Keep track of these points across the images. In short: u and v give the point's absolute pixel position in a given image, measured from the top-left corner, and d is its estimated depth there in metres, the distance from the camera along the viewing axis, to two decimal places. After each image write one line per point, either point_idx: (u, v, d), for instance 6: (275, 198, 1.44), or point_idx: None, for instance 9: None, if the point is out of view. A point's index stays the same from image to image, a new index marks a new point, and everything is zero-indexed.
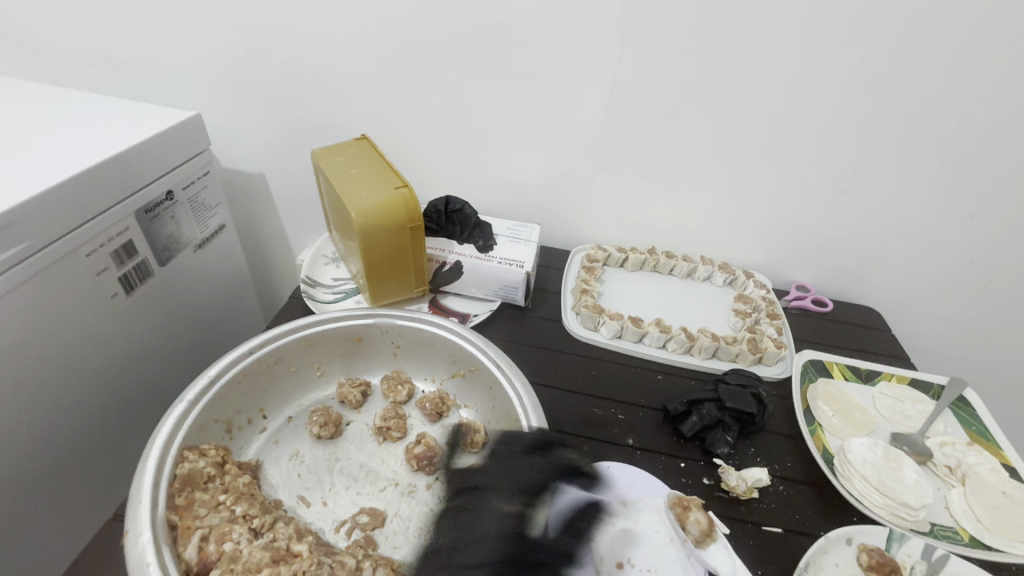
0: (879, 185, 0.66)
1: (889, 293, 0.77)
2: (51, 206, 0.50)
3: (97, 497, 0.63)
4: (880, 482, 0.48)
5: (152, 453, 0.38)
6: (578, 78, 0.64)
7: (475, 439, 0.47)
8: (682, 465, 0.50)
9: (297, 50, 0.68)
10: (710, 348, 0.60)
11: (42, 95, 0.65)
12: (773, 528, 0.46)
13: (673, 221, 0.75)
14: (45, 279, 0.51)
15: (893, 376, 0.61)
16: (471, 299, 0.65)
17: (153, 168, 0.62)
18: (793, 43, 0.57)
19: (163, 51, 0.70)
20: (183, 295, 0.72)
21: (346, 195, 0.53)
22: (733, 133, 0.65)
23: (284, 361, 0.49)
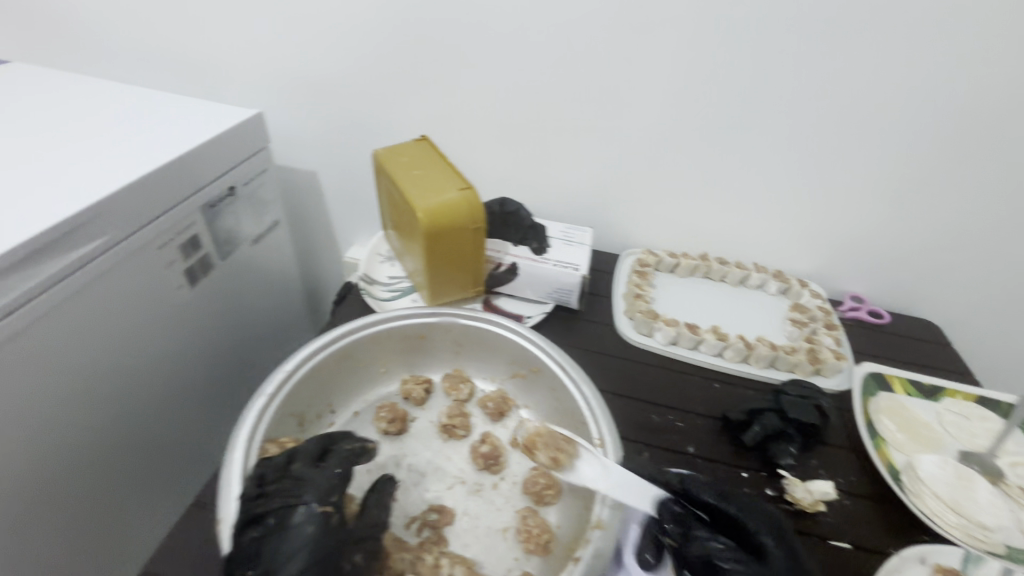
0: (945, 196, 0.65)
1: (949, 307, 0.74)
2: (129, 200, 0.52)
3: (162, 485, 0.65)
4: (952, 500, 0.47)
5: (238, 444, 0.39)
6: (637, 83, 0.64)
7: (539, 440, 0.47)
8: (744, 475, 0.49)
9: (359, 52, 0.69)
10: (767, 357, 0.59)
11: (117, 93, 0.67)
12: (841, 544, 0.45)
13: (726, 228, 0.75)
14: (121, 270, 0.53)
15: (959, 393, 0.59)
16: (524, 301, 0.65)
17: (219, 164, 0.64)
18: (862, 51, 0.57)
19: (230, 53, 0.72)
20: (241, 289, 0.74)
21: (412, 195, 0.54)
22: (794, 140, 0.64)
23: (353, 357, 0.50)
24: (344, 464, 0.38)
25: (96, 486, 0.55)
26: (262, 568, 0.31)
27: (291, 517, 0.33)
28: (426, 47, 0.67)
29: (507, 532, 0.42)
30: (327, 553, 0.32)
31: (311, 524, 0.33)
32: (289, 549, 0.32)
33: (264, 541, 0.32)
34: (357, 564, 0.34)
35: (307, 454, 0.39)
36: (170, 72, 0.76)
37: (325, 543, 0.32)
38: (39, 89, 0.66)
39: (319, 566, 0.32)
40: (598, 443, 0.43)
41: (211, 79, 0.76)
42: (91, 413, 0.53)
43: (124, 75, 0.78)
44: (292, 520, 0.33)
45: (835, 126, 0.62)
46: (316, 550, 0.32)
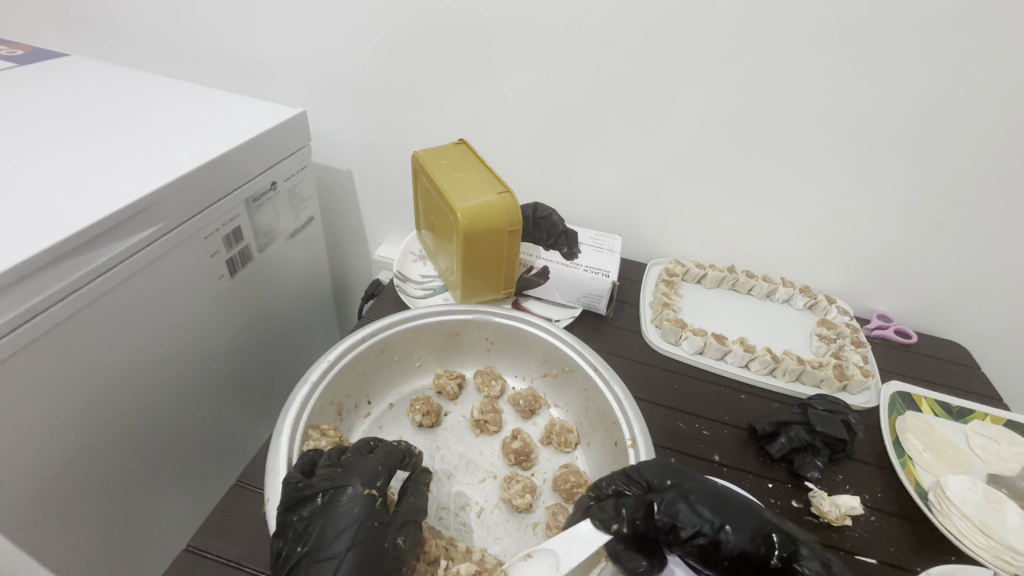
0: (982, 220, 0.64)
1: (978, 330, 0.74)
2: (182, 191, 0.54)
3: (194, 470, 0.66)
4: (982, 522, 0.47)
5: (283, 430, 0.41)
6: (676, 96, 0.65)
7: (569, 439, 0.48)
8: (770, 486, 0.50)
9: (401, 56, 0.71)
10: (795, 370, 0.59)
11: (171, 89, 0.70)
12: (867, 559, 0.45)
13: (754, 242, 0.75)
14: (171, 258, 0.55)
15: (986, 416, 0.59)
16: (552, 304, 0.67)
17: (263, 160, 0.65)
18: (903, 71, 0.57)
19: (278, 54, 0.75)
20: (275, 281, 0.75)
21: (452, 195, 0.55)
22: (829, 157, 0.65)
23: (390, 350, 0.52)
24: (389, 457, 0.40)
25: (136, 469, 0.57)
26: (310, 545, 0.33)
27: (339, 500, 0.35)
28: (469, 53, 0.69)
29: (537, 526, 0.43)
30: (372, 533, 0.34)
31: (359, 504, 0.35)
32: (339, 525, 0.33)
33: (312, 520, 0.34)
34: (400, 547, 0.35)
35: (355, 448, 0.40)
36: (218, 69, 0.79)
37: (372, 523, 0.34)
38: (97, 83, 0.68)
39: (366, 543, 0.33)
40: (630, 442, 0.44)
41: (257, 77, 0.78)
42: (136, 396, 0.54)
43: (175, 72, 0.81)
44: (339, 500, 0.35)
45: (872, 145, 0.63)
46: (364, 529, 0.33)
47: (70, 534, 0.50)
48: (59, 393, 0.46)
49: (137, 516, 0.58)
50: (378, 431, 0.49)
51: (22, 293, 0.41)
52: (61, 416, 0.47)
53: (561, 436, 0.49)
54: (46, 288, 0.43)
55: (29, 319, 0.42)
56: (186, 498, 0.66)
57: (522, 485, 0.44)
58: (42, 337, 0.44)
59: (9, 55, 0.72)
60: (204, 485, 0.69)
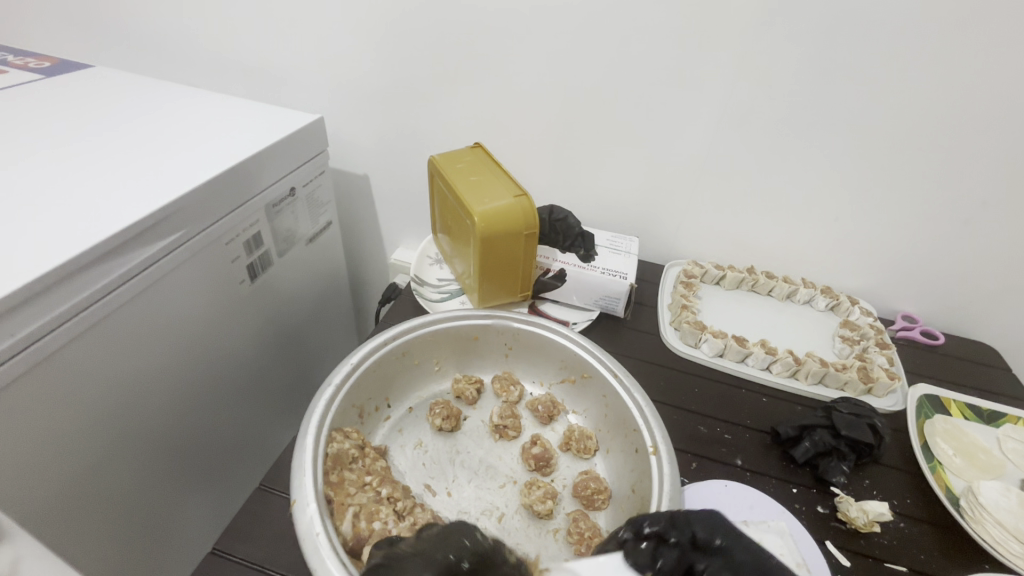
0: (1013, 218, 0.63)
1: (1008, 331, 0.72)
2: (203, 198, 0.55)
3: (215, 474, 0.67)
4: (1017, 529, 0.45)
5: (309, 430, 0.41)
6: (694, 96, 0.64)
7: (588, 446, 0.48)
8: (795, 491, 0.49)
9: (417, 61, 0.72)
10: (818, 373, 0.58)
11: (193, 98, 0.71)
12: (897, 567, 0.44)
13: (773, 242, 0.74)
14: (192, 265, 0.56)
15: (1019, 420, 0.57)
16: (569, 307, 0.66)
17: (281, 166, 0.66)
18: (926, 68, 0.56)
19: (296, 61, 0.76)
20: (293, 286, 0.76)
21: (469, 199, 0.55)
22: (852, 156, 0.64)
23: (410, 353, 0.52)
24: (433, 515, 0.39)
25: (160, 473, 0.57)
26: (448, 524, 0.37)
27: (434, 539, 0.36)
28: (483, 57, 0.69)
29: (558, 533, 0.43)
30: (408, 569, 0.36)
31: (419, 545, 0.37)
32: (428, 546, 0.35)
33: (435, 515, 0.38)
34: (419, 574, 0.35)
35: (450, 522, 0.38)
36: (237, 77, 0.81)
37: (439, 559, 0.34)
38: (124, 93, 0.70)
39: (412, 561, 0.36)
40: (651, 449, 0.43)
41: (275, 84, 0.79)
42: (160, 401, 0.55)
43: (197, 81, 0.83)
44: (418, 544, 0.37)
45: (897, 143, 0.61)
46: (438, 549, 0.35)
47: (98, 537, 0.51)
48: (86, 399, 0.47)
49: (161, 520, 0.59)
50: (398, 435, 0.49)
51: (48, 301, 0.42)
52: (88, 421, 0.48)
53: (580, 442, 0.48)
54: (72, 297, 0.44)
55: (54, 327, 0.43)
56: (208, 501, 0.67)
57: (542, 490, 0.44)
58: (68, 346, 0.45)
59: (37, 68, 0.75)
60: (224, 489, 0.69)
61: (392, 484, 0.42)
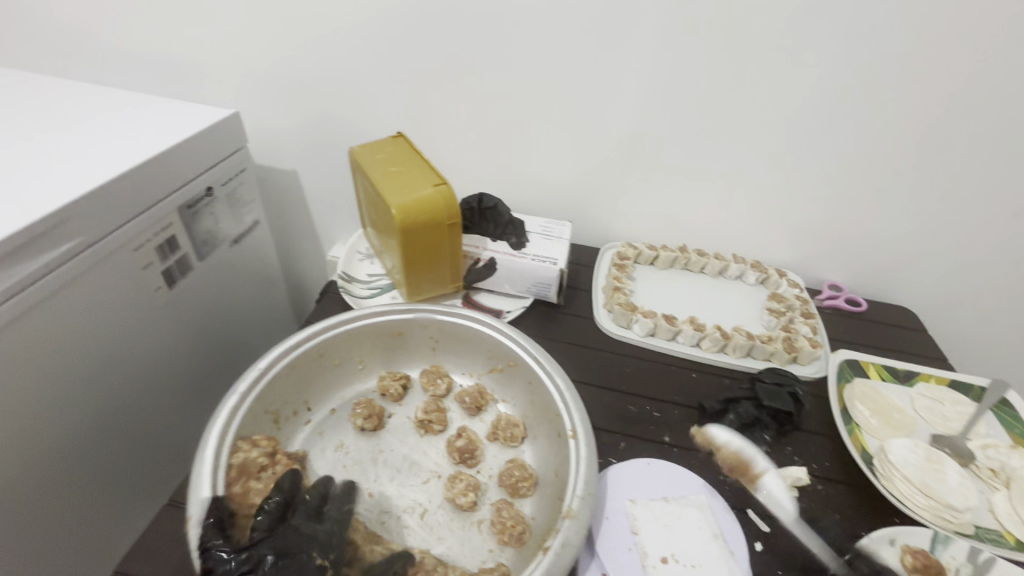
0: (922, 186, 0.65)
1: (925, 295, 0.76)
2: (103, 201, 0.51)
3: (139, 492, 0.62)
4: (922, 483, 0.48)
5: (209, 441, 0.39)
6: (617, 78, 0.64)
7: (514, 434, 0.48)
8: (720, 463, 0.50)
9: (333, 49, 0.69)
10: (745, 347, 0.60)
11: (92, 95, 0.66)
12: (814, 528, 0.46)
13: (704, 220, 0.75)
14: (97, 274, 0.52)
15: (932, 377, 0.60)
16: (503, 295, 0.66)
17: (194, 165, 0.62)
18: (833, 42, 0.57)
19: (205, 52, 0.72)
20: (218, 291, 0.72)
21: (387, 191, 0.54)
22: (771, 132, 0.65)
23: (328, 354, 0.50)
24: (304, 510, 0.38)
25: (81, 493, 0.54)
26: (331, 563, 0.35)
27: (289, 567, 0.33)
28: (401, 41, 0.66)
29: (482, 524, 0.42)
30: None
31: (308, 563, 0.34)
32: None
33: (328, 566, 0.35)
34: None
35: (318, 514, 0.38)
36: (143, 72, 0.75)
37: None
38: (14, 92, 0.65)
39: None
40: (571, 433, 0.44)
41: (186, 77, 0.75)
42: (72, 418, 0.52)
43: (100, 77, 0.77)
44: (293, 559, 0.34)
45: (812, 118, 0.63)
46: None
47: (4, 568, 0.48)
48: None
49: (78, 545, 0.55)
50: (318, 438, 0.48)
51: None
52: None
53: (506, 431, 0.48)
54: None
55: None
56: (132, 522, 0.62)
57: (465, 483, 0.43)
58: None
59: None
60: (152, 508, 0.65)
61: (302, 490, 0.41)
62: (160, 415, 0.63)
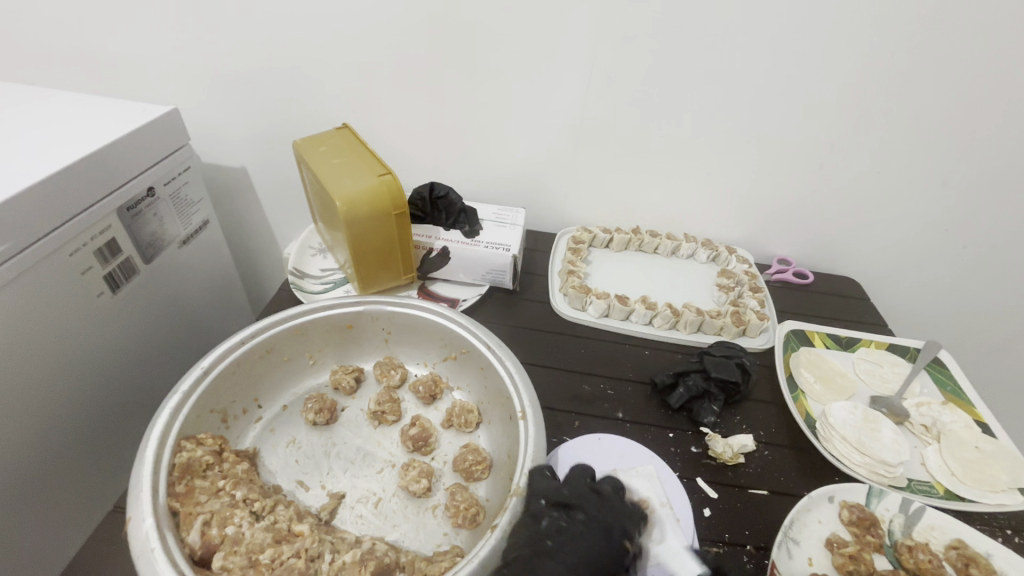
0: (857, 162, 0.68)
1: (868, 265, 0.79)
2: (30, 204, 0.49)
3: (83, 505, 0.60)
4: (859, 441, 0.50)
5: (150, 443, 0.38)
6: (562, 63, 0.64)
7: (468, 419, 0.48)
8: (671, 436, 0.51)
9: (272, 43, 0.67)
10: (695, 322, 0.61)
11: (16, 95, 0.63)
12: (759, 492, 0.47)
13: (657, 202, 0.77)
14: (31, 279, 0.50)
15: (871, 342, 0.63)
16: (459, 284, 0.66)
17: (132, 165, 0.60)
18: (766, 23, 0.58)
19: (137, 48, 0.69)
20: (168, 294, 0.70)
21: (330, 183, 0.53)
22: (715, 112, 0.66)
23: (277, 350, 0.50)
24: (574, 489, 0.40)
25: (22, 509, 0.52)
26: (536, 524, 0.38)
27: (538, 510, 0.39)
28: (341, 34, 0.65)
29: (436, 509, 0.43)
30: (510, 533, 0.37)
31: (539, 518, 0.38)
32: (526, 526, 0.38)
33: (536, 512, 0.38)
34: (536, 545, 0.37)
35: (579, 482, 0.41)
36: (73, 70, 0.72)
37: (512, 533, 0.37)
38: None
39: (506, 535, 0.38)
40: (521, 415, 0.45)
41: (120, 76, 0.72)
42: (12, 434, 0.50)
43: (28, 75, 0.73)
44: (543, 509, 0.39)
45: (754, 97, 0.64)
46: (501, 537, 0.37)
47: None
48: None
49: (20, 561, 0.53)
50: (270, 435, 0.47)
51: None
52: None
53: (460, 417, 0.49)
54: None
55: None
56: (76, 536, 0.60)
57: (418, 470, 0.44)
58: None
59: None
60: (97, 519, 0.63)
61: (249, 486, 0.40)
62: (106, 425, 0.61)
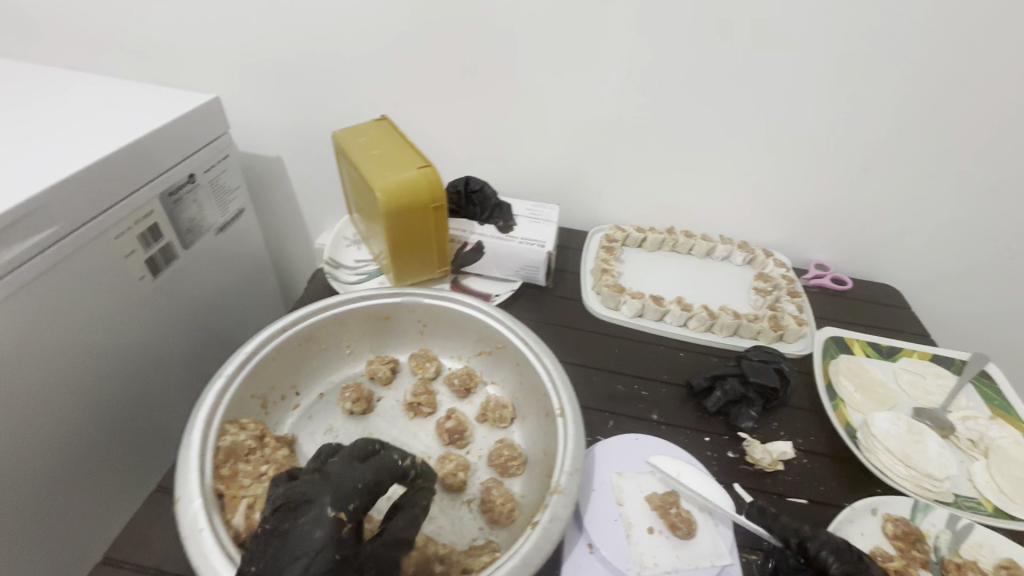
0: (904, 166, 0.66)
1: (910, 272, 0.77)
2: (79, 188, 0.50)
3: (127, 484, 0.62)
4: (903, 453, 0.49)
5: (195, 426, 0.39)
6: (600, 60, 0.63)
7: (503, 414, 0.48)
8: (707, 440, 0.51)
9: (311, 35, 0.67)
10: (731, 326, 0.60)
11: (64, 81, 0.65)
12: (798, 500, 0.46)
13: (692, 202, 0.75)
14: (78, 261, 0.51)
15: (913, 352, 0.62)
16: (492, 280, 0.66)
17: (174, 152, 0.61)
18: (813, 22, 0.57)
19: (180, 38, 0.70)
20: (205, 279, 0.71)
21: (370, 174, 0.53)
22: (756, 112, 0.65)
23: (316, 338, 0.50)
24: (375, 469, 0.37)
25: (71, 486, 0.54)
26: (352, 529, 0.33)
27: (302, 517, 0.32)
28: (380, 27, 0.65)
29: (472, 503, 0.43)
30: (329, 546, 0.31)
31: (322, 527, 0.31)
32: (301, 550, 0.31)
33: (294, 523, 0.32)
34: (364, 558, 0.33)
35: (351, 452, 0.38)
36: (118, 58, 0.74)
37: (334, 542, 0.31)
38: None
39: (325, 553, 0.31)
40: (559, 412, 0.44)
41: (163, 65, 0.73)
42: (59, 411, 0.51)
43: (75, 63, 0.75)
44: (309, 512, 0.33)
45: (796, 97, 0.62)
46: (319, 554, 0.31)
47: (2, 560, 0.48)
48: None
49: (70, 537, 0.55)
50: (308, 422, 0.48)
51: None
52: None
53: (495, 412, 0.49)
54: None
55: None
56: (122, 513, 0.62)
57: (454, 463, 0.44)
58: None
59: None
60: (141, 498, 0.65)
61: None
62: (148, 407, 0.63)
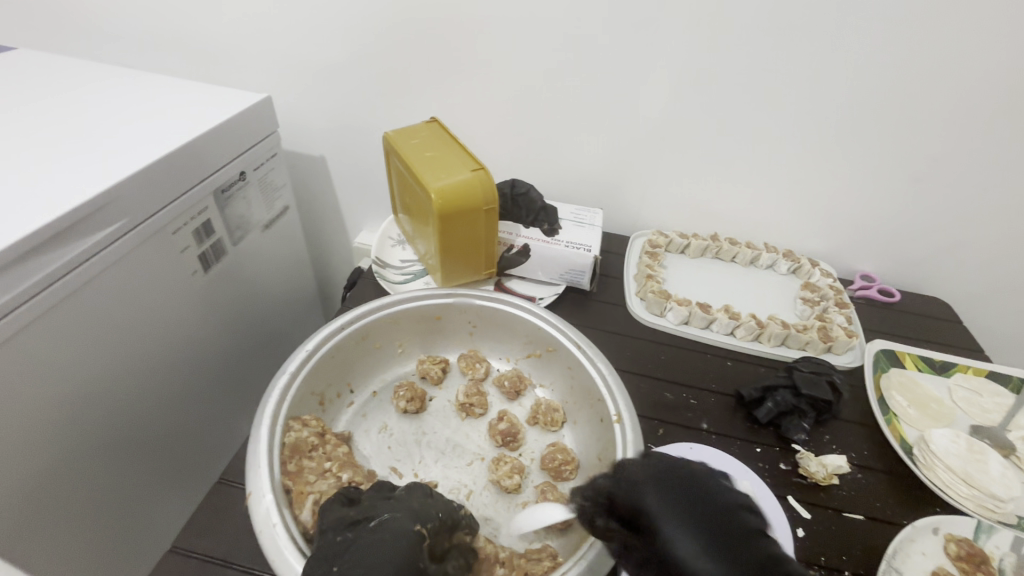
0: (961, 177, 0.64)
1: (960, 285, 0.75)
2: (143, 184, 0.51)
3: (176, 473, 0.64)
4: (965, 473, 0.48)
5: (262, 422, 0.40)
6: (650, 66, 0.63)
7: (554, 417, 0.48)
8: (759, 450, 0.50)
9: (362, 37, 0.68)
10: (779, 335, 0.59)
11: (125, 78, 0.66)
12: (855, 516, 0.45)
13: (736, 209, 0.75)
14: (139, 255, 0.53)
15: (969, 368, 0.60)
16: (535, 282, 0.66)
17: (228, 150, 0.63)
18: (873, 31, 0.56)
19: (234, 39, 0.72)
20: (251, 275, 0.73)
21: (424, 175, 0.54)
22: (808, 120, 0.64)
23: (370, 337, 0.51)
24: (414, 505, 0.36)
25: (126, 474, 0.56)
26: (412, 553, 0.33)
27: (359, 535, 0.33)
28: (431, 30, 0.66)
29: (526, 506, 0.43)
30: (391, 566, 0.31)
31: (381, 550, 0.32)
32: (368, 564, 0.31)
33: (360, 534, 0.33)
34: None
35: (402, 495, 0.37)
36: (172, 58, 0.76)
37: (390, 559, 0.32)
38: (48, 73, 0.65)
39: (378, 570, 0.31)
40: (615, 418, 0.44)
41: (215, 65, 0.75)
42: (117, 401, 0.53)
43: (132, 62, 0.77)
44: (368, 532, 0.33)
45: (851, 106, 0.61)
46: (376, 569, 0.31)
47: (63, 543, 0.50)
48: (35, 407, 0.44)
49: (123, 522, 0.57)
50: (362, 420, 0.48)
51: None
52: (34, 430, 0.45)
53: (547, 415, 0.49)
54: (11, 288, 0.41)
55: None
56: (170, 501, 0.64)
57: (509, 465, 0.44)
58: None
59: None
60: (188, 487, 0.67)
61: (353, 469, 0.41)
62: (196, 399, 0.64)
